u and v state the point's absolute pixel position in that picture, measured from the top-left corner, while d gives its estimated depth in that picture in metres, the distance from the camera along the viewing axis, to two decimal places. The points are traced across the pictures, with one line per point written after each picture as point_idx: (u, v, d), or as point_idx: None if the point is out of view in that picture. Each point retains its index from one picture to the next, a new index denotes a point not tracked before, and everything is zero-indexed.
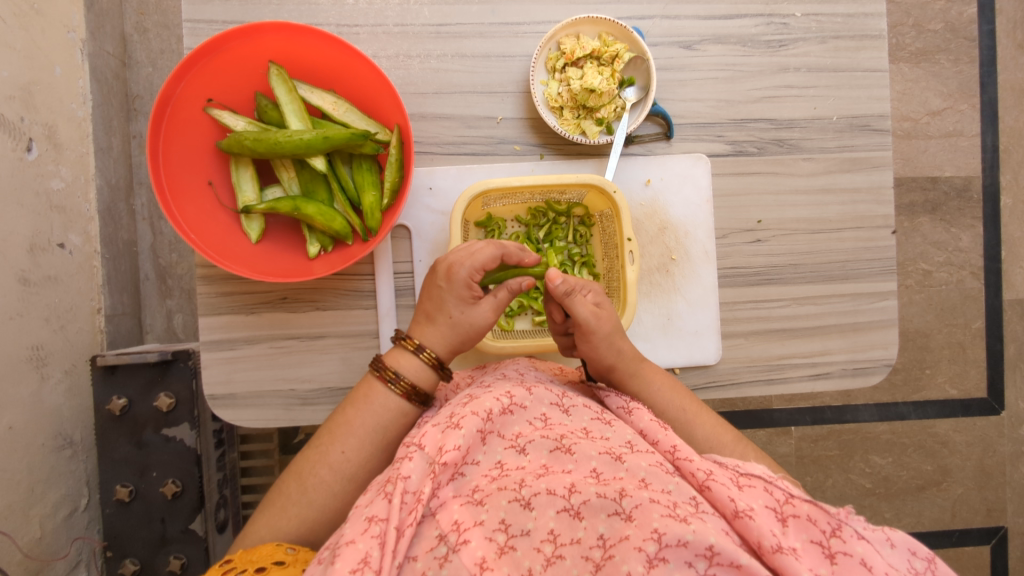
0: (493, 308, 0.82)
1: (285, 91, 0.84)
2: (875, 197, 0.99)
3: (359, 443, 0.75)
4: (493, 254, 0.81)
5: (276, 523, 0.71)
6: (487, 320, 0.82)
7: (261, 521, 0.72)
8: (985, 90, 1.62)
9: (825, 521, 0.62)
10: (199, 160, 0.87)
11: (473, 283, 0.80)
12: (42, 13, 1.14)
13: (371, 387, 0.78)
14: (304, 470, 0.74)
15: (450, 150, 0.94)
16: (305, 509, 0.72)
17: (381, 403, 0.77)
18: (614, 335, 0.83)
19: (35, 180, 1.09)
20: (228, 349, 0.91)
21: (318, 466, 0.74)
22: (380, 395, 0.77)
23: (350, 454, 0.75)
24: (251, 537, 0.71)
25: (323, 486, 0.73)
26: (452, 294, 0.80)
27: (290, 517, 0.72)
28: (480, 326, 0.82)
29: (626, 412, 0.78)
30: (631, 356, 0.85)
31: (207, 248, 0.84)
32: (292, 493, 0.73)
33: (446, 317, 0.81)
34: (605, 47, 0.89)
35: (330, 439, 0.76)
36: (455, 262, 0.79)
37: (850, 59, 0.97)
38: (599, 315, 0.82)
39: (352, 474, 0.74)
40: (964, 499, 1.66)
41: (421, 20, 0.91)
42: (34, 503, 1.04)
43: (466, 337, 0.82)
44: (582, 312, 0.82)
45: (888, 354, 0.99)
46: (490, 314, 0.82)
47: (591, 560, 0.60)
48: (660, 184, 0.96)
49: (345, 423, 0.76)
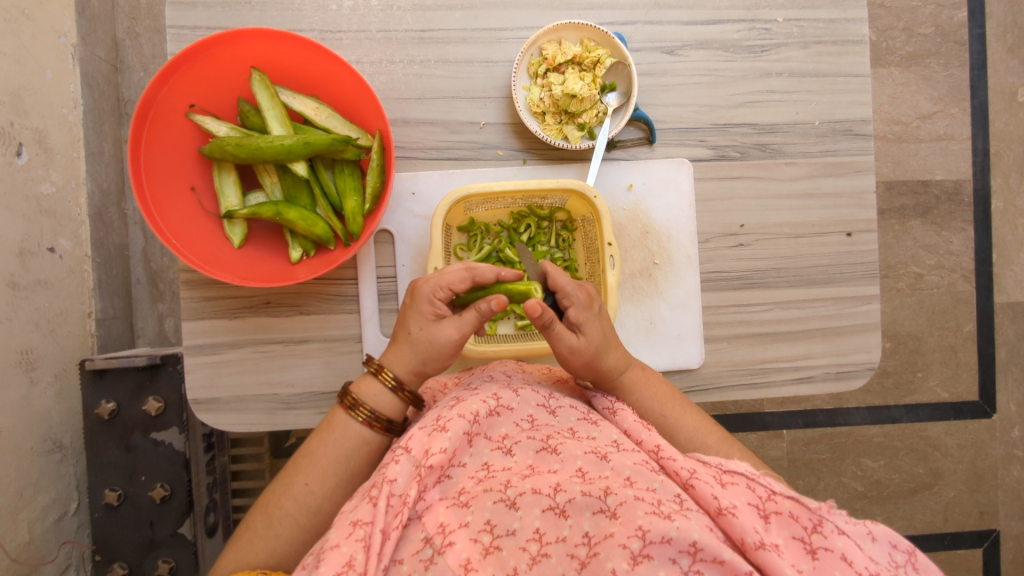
0: (458, 329, 0.78)
1: (267, 97, 0.84)
2: (858, 201, 0.99)
3: (323, 474, 0.75)
4: (461, 275, 0.78)
5: (243, 556, 0.71)
6: (448, 339, 0.78)
7: (229, 554, 0.71)
8: (976, 94, 1.63)
9: (806, 518, 0.62)
10: (181, 166, 0.87)
11: (436, 301, 0.78)
12: (33, 18, 1.14)
13: (336, 417, 0.78)
14: (270, 504, 0.74)
15: (433, 155, 0.94)
16: (273, 542, 0.72)
17: (343, 432, 0.77)
18: (594, 360, 0.81)
19: (26, 185, 1.09)
20: (212, 353, 0.92)
21: (282, 498, 0.74)
22: (341, 425, 0.78)
23: (314, 485, 0.75)
24: (218, 571, 0.70)
25: (288, 518, 0.73)
26: (415, 311, 0.79)
27: (257, 551, 0.71)
28: (441, 346, 0.78)
29: (612, 414, 0.79)
30: (615, 370, 0.83)
31: (188, 254, 0.84)
32: (258, 527, 0.73)
33: (409, 335, 0.79)
34: (587, 53, 0.90)
35: (294, 471, 0.75)
36: (424, 281, 0.79)
37: (833, 64, 0.97)
38: (579, 348, 0.79)
39: (318, 506, 0.74)
40: (956, 502, 1.65)
41: (405, 25, 0.91)
42: (23, 507, 1.04)
43: (427, 357, 0.79)
44: (562, 350, 0.79)
45: (872, 358, 0.99)
46: (452, 333, 0.78)
47: (577, 558, 0.60)
48: (643, 188, 0.97)
49: (308, 454, 0.76)
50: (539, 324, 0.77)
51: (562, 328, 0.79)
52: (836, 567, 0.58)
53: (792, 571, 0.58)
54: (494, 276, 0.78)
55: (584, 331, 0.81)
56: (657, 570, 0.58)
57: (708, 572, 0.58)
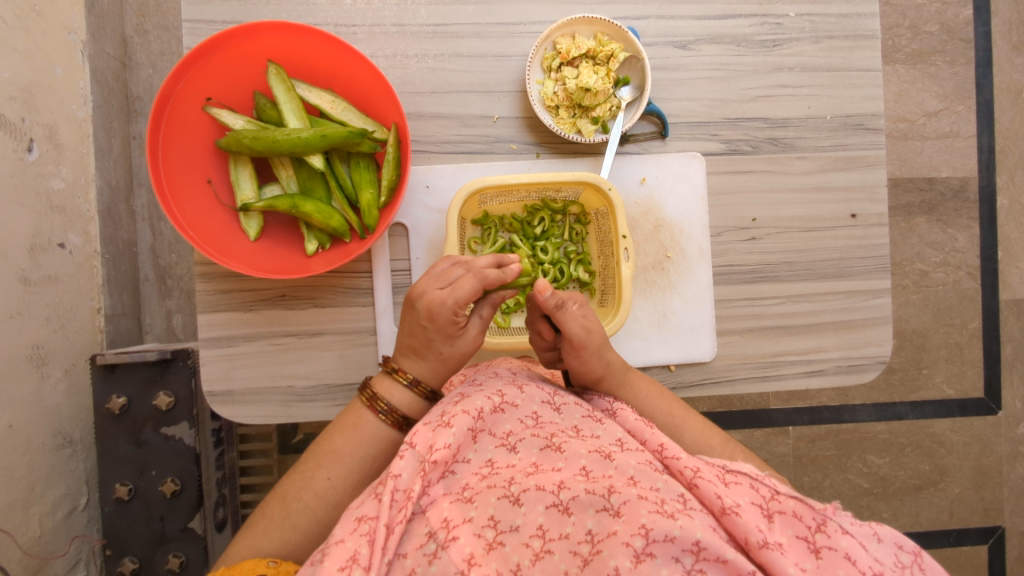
0: (481, 329, 0.82)
1: (284, 90, 0.85)
2: (869, 195, 0.99)
3: (345, 471, 0.76)
4: (476, 289, 0.76)
5: (258, 544, 0.71)
6: (476, 341, 0.82)
7: (243, 541, 0.72)
8: (982, 92, 1.63)
9: (810, 517, 0.63)
10: (198, 158, 0.88)
11: (458, 319, 0.77)
12: (43, 14, 1.15)
13: (361, 414, 0.79)
14: (289, 494, 0.74)
15: (447, 148, 0.95)
16: (288, 532, 0.72)
17: (370, 431, 0.78)
18: (603, 349, 0.81)
19: (36, 180, 1.10)
20: (227, 345, 0.92)
21: (302, 491, 0.74)
22: (369, 425, 0.78)
23: (336, 481, 0.75)
24: (232, 557, 0.70)
25: (307, 512, 0.73)
26: (439, 334, 0.78)
27: (272, 540, 0.71)
28: (471, 350, 0.82)
29: (609, 415, 0.79)
30: (618, 366, 0.84)
31: (205, 245, 0.85)
32: (275, 516, 0.73)
33: (439, 354, 0.80)
34: (600, 47, 0.91)
35: (315, 465, 0.76)
36: (438, 302, 0.75)
37: (844, 59, 0.98)
38: (591, 330, 0.80)
39: (336, 502, 0.75)
40: (961, 499, 1.66)
41: (418, 20, 0.92)
42: (34, 501, 1.05)
43: (459, 361, 0.83)
44: (576, 330, 0.79)
45: (883, 351, 1.00)
46: (478, 335, 0.82)
47: (580, 555, 0.60)
48: (655, 182, 0.97)
49: (331, 450, 0.76)
50: (549, 308, 0.79)
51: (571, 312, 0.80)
52: (841, 566, 0.58)
53: (796, 570, 0.58)
54: (504, 280, 0.77)
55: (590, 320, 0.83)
56: (660, 568, 0.57)
57: (710, 572, 0.58)
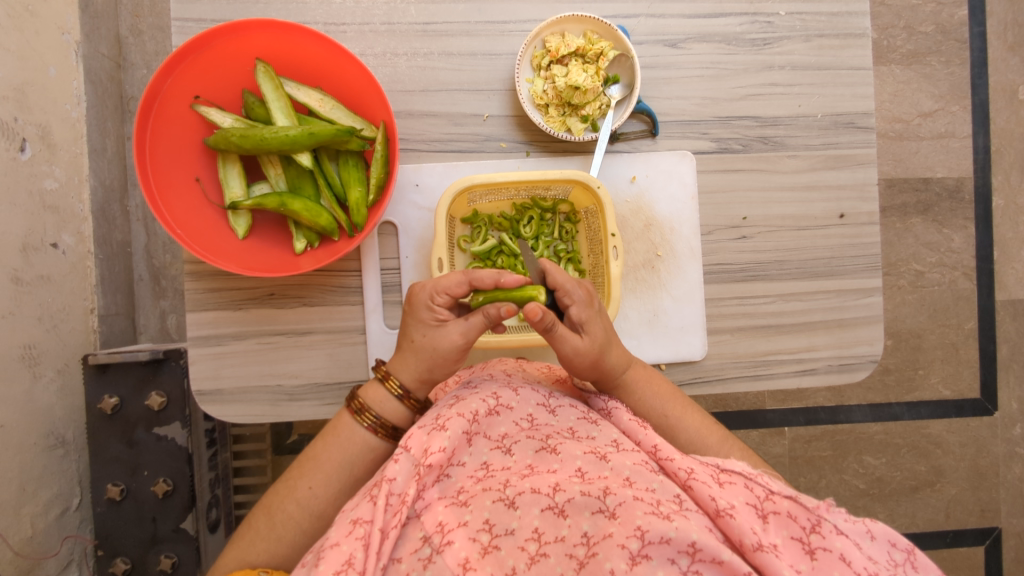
0: (463, 333, 0.77)
1: (272, 88, 0.85)
2: (860, 194, 0.99)
3: (327, 479, 0.75)
4: (459, 281, 0.76)
5: (245, 556, 0.71)
6: (453, 344, 0.77)
7: (230, 554, 0.72)
8: (977, 92, 1.63)
9: (804, 518, 0.62)
10: (186, 156, 0.88)
11: (435, 307, 0.77)
12: (37, 15, 1.15)
13: (341, 421, 0.78)
14: (273, 505, 0.74)
15: (437, 147, 0.95)
16: (274, 544, 0.72)
17: (348, 437, 0.77)
18: (598, 360, 0.80)
19: (29, 180, 1.10)
20: (216, 344, 0.92)
21: (286, 501, 0.74)
22: (347, 429, 0.78)
23: (317, 490, 0.75)
24: (221, 569, 0.71)
25: (291, 522, 0.73)
26: (415, 319, 0.78)
27: (259, 552, 0.71)
28: (446, 350, 0.77)
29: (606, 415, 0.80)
30: (617, 369, 0.83)
31: (192, 243, 0.85)
32: (261, 528, 0.73)
33: (413, 343, 0.79)
34: (590, 44, 0.90)
35: (298, 475, 0.75)
36: (420, 287, 0.78)
37: (835, 57, 0.98)
38: (582, 349, 0.79)
39: (320, 511, 0.74)
40: (958, 500, 1.65)
41: (408, 18, 0.92)
42: (26, 502, 1.04)
43: (432, 363, 0.78)
44: (566, 350, 0.78)
45: (874, 350, 0.99)
46: (457, 337, 0.77)
47: (575, 558, 0.60)
48: (646, 181, 0.97)
49: (313, 459, 0.76)
50: (539, 327, 0.76)
51: (563, 330, 0.78)
52: (835, 568, 0.58)
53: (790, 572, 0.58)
54: (494, 280, 0.75)
55: (587, 330, 0.79)
56: (656, 570, 0.57)
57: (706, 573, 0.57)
